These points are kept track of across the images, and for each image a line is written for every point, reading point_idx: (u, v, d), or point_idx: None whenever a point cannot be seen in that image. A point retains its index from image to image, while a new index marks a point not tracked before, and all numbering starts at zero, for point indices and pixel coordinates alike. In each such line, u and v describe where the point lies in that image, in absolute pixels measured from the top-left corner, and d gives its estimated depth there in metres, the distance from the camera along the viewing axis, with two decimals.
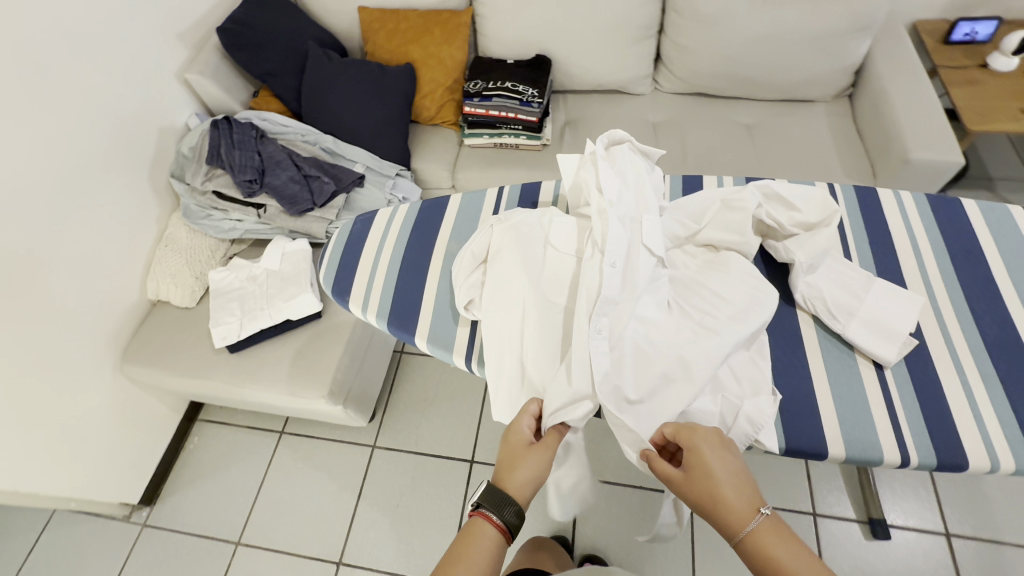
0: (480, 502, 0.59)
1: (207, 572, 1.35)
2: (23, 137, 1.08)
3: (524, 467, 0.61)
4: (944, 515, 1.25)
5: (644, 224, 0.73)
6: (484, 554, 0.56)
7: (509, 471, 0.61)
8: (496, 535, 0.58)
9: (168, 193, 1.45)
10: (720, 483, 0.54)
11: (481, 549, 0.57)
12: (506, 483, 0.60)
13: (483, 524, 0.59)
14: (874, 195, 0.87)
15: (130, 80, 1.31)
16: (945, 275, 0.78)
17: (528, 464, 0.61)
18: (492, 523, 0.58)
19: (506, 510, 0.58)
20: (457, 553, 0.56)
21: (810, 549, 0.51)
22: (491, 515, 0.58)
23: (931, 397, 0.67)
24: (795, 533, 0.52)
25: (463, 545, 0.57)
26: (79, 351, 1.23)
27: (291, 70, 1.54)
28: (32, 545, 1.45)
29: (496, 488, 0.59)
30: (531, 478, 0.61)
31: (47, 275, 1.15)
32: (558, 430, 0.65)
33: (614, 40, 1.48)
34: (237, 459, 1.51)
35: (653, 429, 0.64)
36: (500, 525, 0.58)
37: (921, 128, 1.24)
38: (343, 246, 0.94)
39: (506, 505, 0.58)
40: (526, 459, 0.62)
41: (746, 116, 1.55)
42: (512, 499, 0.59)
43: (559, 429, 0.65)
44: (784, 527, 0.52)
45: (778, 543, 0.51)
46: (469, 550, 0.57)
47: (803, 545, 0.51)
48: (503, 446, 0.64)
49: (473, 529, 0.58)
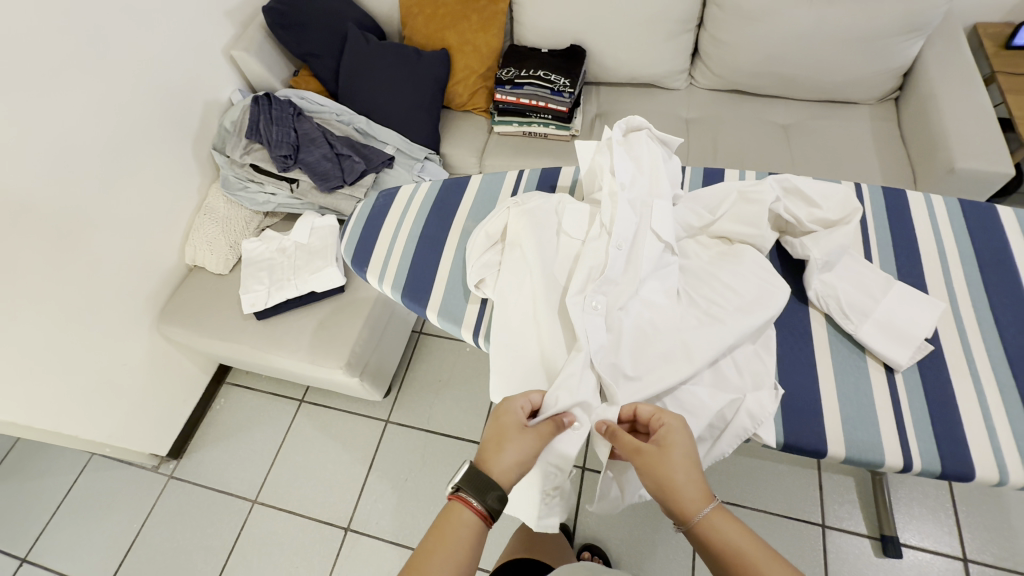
0: (460, 485, 0.57)
1: (225, 525, 1.43)
2: (82, 103, 1.16)
3: (512, 451, 0.60)
4: (962, 539, 1.20)
5: (654, 209, 0.75)
6: (462, 541, 0.55)
7: (494, 453, 0.60)
8: (475, 520, 0.56)
9: (209, 164, 1.53)
10: (686, 465, 0.58)
11: (459, 536, 0.55)
12: (491, 466, 0.59)
13: (462, 509, 0.57)
14: (905, 198, 0.85)
15: (180, 54, 1.38)
16: (972, 283, 0.75)
17: (516, 448, 0.60)
18: (472, 508, 0.56)
19: (488, 496, 0.56)
20: (433, 539, 0.55)
21: (755, 541, 0.54)
22: (470, 499, 0.56)
23: (941, 404, 0.66)
24: (743, 525, 0.55)
25: (441, 530, 0.56)
26: (120, 306, 1.32)
27: (330, 51, 1.58)
28: (70, 485, 1.56)
29: (479, 473, 0.57)
30: (517, 463, 0.59)
31: (96, 233, 1.23)
32: (554, 420, 0.63)
33: (650, 33, 1.47)
34: (258, 423, 1.58)
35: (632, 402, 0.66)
36: (480, 510, 0.56)
37: (970, 136, 1.18)
38: (366, 219, 0.98)
39: (488, 490, 0.56)
40: (514, 443, 0.60)
41: (782, 116, 1.51)
42: (496, 484, 0.57)
43: (554, 419, 0.63)
44: (734, 519, 0.55)
45: (726, 530, 0.54)
46: (445, 535, 0.55)
47: (749, 536, 0.54)
48: (492, 426, 0.62)
49: (452, 511, 0.57)
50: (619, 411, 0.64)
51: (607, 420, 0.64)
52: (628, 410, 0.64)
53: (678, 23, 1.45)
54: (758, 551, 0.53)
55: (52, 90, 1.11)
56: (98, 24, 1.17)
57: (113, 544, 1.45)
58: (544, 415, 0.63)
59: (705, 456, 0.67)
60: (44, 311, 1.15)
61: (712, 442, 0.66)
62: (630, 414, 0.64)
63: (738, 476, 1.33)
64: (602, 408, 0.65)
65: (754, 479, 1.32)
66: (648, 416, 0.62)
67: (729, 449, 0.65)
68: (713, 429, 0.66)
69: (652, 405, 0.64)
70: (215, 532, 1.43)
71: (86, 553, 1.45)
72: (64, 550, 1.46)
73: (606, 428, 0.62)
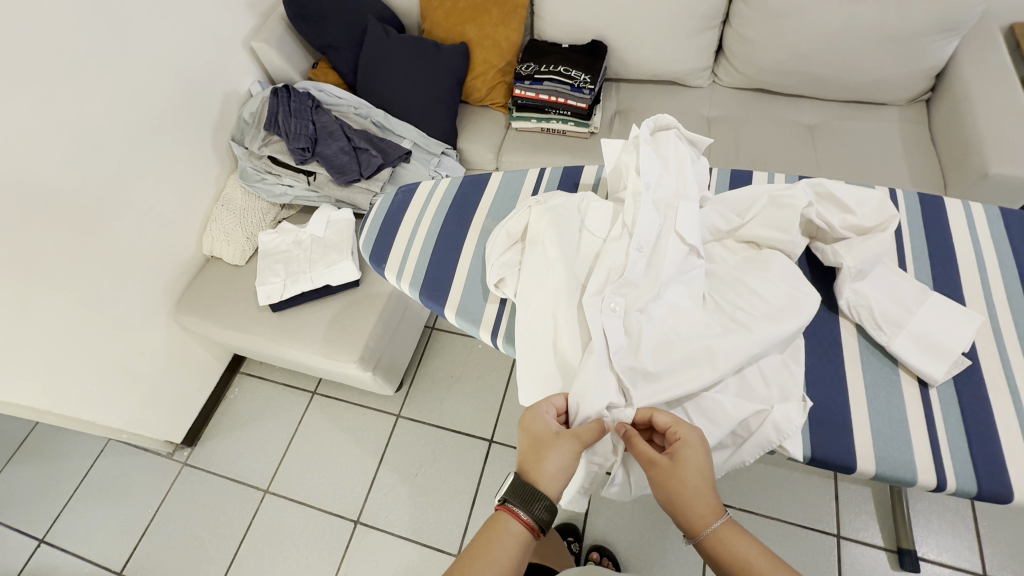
0: (508, 497, 0.56)
1: (236, 514, 1.45)
2: (104, 93, 1.17)
3: (553, 458, 0.58)
4: (982, 555, 1.17)
5: (679, 210, 0.73)
6: (508, 552, 0.54)
7: (536, 463, 0.58)
8: (523, 531, 0.55)
9: (228, 155, 1.53)
10: (699, 479, 0.56)
11: (504, 547, 0.54)
12: (535, 475, 0.58)
13: (509, 519, 0.56)
14: (941, 205, 0.82)
15: (200, 45, 1.38)
16: (1010, 296, 0.73)
17: (557, 455, 0.58)
18: (519, 519, 0.55)
19: (536, 507, 0.55)
20: (479, 547, 0.54)
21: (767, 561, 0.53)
22: (518, 510, 0.55)
23: (978, 422, 0.64)
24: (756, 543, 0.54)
25: (486, 539, 0.55)
26: (137, 295, 1.33)
27: (348, 43, 1.57)
28: (87, 468, 1.59)
29: (525, 484, 0.56)
30: (562, 470, 0.58)
31: (115, 223, 1.24)
32: (601, 420, 0.61)
33: (675, 28, 1.43)
34: (271, 414, 1.59)
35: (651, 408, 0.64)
36: (529, 521, 0.55)
37: (1009, 140, 1.13)
38: (384, 216, 0.97)
39: (536, 501, 0.55)
40: (553, 451, 0.58)
41: (808, 116, 1.48)
42: (543, 494, 0.56)
43: (600, 421, 0.61)
44: (747, 536, 0.54)
45: (735, 547, 0.53)
46: (490, 545, 0.54)
47: (761, 555, 0.53)
48: (528, 434, 0.61)
49: (497, 522, 0.56)
50: (635, 414, 0.63)
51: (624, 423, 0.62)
52: (644, 415, 0.63)
53: (702, 20, 1.42)
54: (769, 564, 0.52)
55: (75, 79, 1.11)
56: (121, 13, 1.18)
57: (128, 528, 1.47)
58: (586, 416, 0.62)
59: (724, 463, 0.66)
60: (63, 299, 1.16)
61: (733, 450, 0.65)
62: (646, 419, 0.62)
63: (751, 482, 1.31)
64: (622, 410, 0.64)
65: (768, 486, 1.30)
66: (665, 426, 0.61)
67: (751, 458, 0.64)
68: (736, 437, 0.64)
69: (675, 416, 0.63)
70: (227, 521, 1.44)
71: (101, 536, 1.47)
72: (80, 532, 1.49)
73: (622, 430, 0.61)
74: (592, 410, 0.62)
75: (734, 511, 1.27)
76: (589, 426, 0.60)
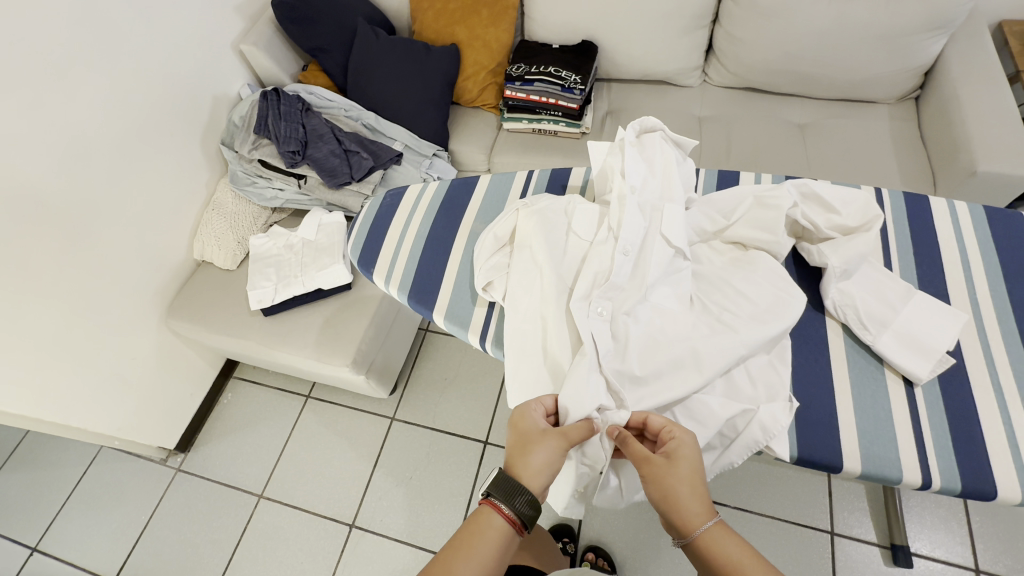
0: (490, 491, 0.56)
1: (231, 520, 1.44)
2: (90, 98, 1.16)
3: (539, 454, 0.58)
4: (975, 550, 1.17)
5: (666, 212, 0.73)
6: (490, 545, 0.54)
7: (521, 458, 0.58)
8: (505, 525, 0.55)
9: (218, 159, 1.53)
10: (692, 479, 0.56)
11: (486, 541, 0.54)
12: (520, 470, 0.58)
13: (492, 513, 0.56)
14: (926, 204, 0.82)
15: (189, 48, 1.37)
16: (995, 293, 0.73)
17: (543, 452, 0.58)
18: (501, 512, 0.55)
19: (517, 501, 0.55)
20: (461, 541, 0.54)
21: (760, 563, 0.52)
22: (500, 504, 0.55)
23: (962, 420, 0.64)
24: (747, 545, 0.53)
25: (468, 533, 0.55)
26: (127, 301, 1.32)
27: (338, 46, 1.57)
28: (80, 475, 1.58)
29: (508, 478, 0.56)
30: (547, 466, 0.58)
31: (104, 229, 1.23)
32: (589, 422, 0.61)
33: (665, 29, 1.43)
34: (265, 419, 1.59)
35: (637, 408, 0.64)
36: (511, 515, 0.55)
37: (996, 137, 1.14)
38: (373, 219, 0.97)
39: (517, 495, 0.55)
40: (540, 447, 0.58)
41: (798, 115, 1.48)
42: (525, 489, 0.56)
43: (588, 422, 0.61)
44: (739, 538, 0.53)
45: (726, 547, 0.53)
46: (473, 539, 0.54)
47: (752, 558, 0.52)
48: (516, 432, 0.61)
49: (480, 516, 0.56)
50: (629, 416, 0.63)
51: (618, 425, 0.62)
52: (638, 417, 0.62)
53: (692, 19, 1.42)
54: (760, 566, 0.52)
55: (62, 83, 1.10)
56: (108, 19, 1.17)
57: (122, 535, 1.47)
58: (576, 418, 0.61)
59: (713, 462, 0.66)
60: (53, 305, 1.15)
61: (722, 451, 0.65)
62: (640, 422, 0.62)
63: (745, 481, 1.31)
64: (614, 411, 0.63)
65: (761, 485, 1.30)
66: (659, 428, 0.61)
67: (739, 459, 0.64)
68: (723, 438, 0.65)
69: (665, 417, 0.63)
70: (221, 527, 1.43)
71: (94, 544, 1.46)
72: (74, 540, 1.48)
73: (616, 432, 0.61)
74: (581, 412, 0.61)
75: (727, 511, 1.28)
76: (576, 425, 0.60)
